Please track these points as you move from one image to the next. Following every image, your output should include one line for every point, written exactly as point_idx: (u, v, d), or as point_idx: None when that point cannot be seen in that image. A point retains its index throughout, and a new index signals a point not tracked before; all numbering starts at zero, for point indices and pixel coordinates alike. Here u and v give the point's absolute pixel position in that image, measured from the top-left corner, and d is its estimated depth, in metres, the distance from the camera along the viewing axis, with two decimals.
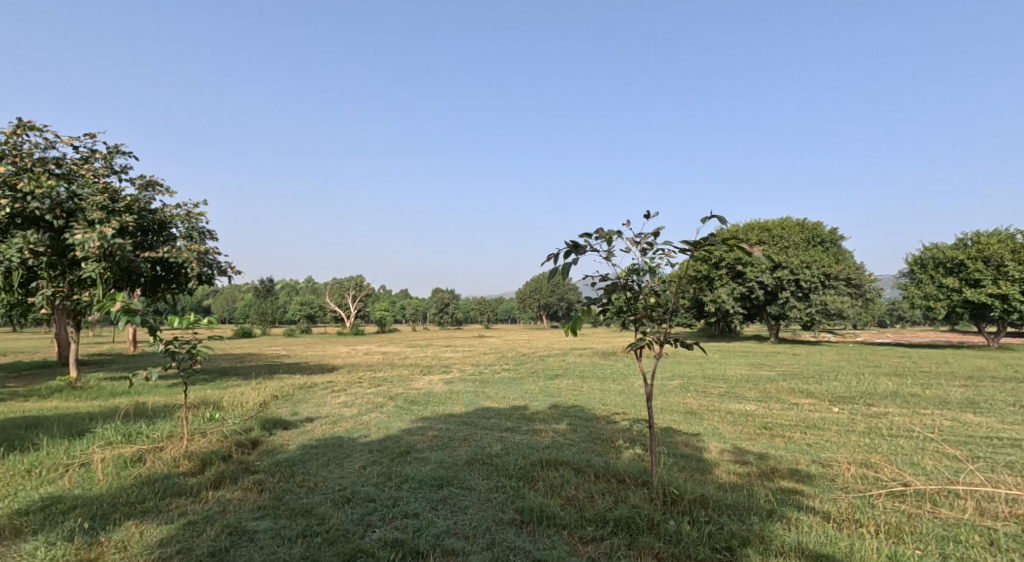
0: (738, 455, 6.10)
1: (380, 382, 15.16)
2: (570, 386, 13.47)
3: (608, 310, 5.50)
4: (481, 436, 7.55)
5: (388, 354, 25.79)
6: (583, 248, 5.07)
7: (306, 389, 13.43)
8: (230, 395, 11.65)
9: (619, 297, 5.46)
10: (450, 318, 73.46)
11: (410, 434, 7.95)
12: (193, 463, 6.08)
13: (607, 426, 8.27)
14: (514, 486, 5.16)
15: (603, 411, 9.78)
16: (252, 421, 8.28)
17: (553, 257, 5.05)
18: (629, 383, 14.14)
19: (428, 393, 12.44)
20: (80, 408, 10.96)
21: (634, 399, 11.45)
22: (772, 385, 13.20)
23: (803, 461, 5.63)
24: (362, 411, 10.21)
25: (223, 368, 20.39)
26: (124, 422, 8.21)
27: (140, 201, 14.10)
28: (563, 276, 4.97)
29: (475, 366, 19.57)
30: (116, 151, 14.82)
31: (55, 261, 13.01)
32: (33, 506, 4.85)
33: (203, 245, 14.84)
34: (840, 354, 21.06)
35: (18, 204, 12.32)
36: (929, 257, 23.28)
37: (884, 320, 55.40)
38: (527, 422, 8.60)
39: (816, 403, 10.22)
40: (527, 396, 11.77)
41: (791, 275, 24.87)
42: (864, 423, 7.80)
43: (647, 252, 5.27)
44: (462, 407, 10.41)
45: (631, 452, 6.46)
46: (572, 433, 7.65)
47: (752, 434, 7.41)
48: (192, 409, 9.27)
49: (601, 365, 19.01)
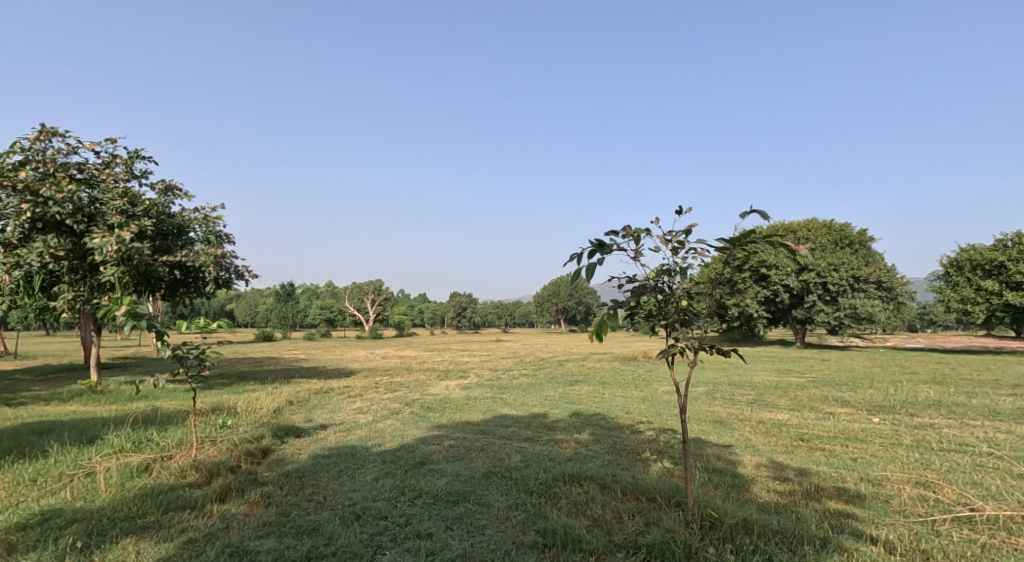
0: (777, 472, 5.67)
1: (397, 387, 14.90)
2: (591, 393, 13.10)
3: (635, 315, 5.14)
4: (499, 446, 7.20)
5: (407, 359, 25.60)
6: (609, 247, 4.72)
7: (322, 394, 13.22)
8: (245, 401, 11.45)
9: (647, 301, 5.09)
10: (468, 322, 73.37)
11: (426, 443, 7.63)
12: (201, 474, 5.84)
13: (632, 436, 7.87)
14: (536, 503, 4.81)
15: (627, 419, 9.36)
16: (264, 429, 8.04)
17: (576, 257, 4.72)
18: (652, 390, 13.67)
19: (445, 399, 12.14)
20: (98, 413, 10.86)
21: (659, 406, 11.01)
22: (803, 392, 12.64)
23: (851, 479, 5.19)
24: (377, 418, 9.93)
25: (241, 371, 20.34)
26: (136, 427, 8.02)
27: (159, 206, 14.09)
28: (587, 277, 4.66)
29: (493, 371, 19.25)
30: (137, 156, 14.87)
31: (75, 265, 12.93)
32: (30, 520, 4.61)
33: (220, 249, 14.77)
34: (873, 360, 20.29)
35: (39, 208, 12.34)
36: (967, 259, 22.37)
37: (915, 325, 53.88)
38: (547, 431, 8.22)
39: (853, 413, 9.70)
40: (547, 403, 11.40)
41: (818, 277, 24.13)
42: (910, 436, 7.31)
43: (678, 251, 4.90)
44: (479, 414, 10.08)
45: (659, 466, 6.07)
46: (595, 444, 7.26)
47: (789, 447, 6.95)
48: (205, 415, 9.07)
49: (622, 370, 18.58)
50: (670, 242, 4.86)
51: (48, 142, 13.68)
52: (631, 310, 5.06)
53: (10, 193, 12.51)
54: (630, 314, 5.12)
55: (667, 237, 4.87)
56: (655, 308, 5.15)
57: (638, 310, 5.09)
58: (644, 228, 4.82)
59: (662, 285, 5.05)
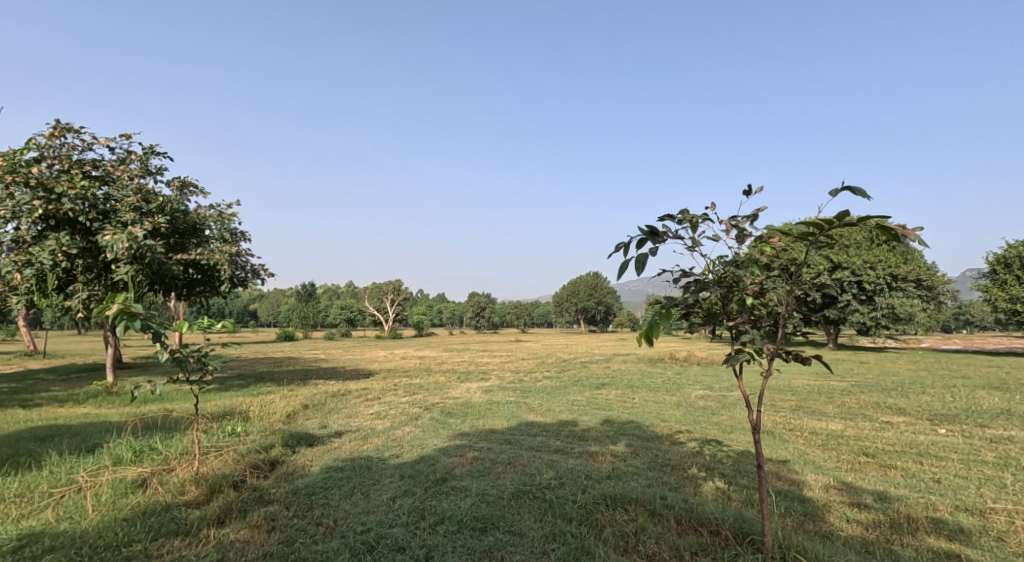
0: (849, 495, 4.97)
1: (416, 390, 14.36)
2: (621, 397, 12.39)
3: (692, 312, 4.46)
4: (528, 460, 6.54)
5: (427, 359, 25.03)
6: (663, 235, 4.06)
7: (338, 398, 12.69)
8: (258, 405, 10.93)
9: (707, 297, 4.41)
10: (487, 322, 72.85)
11: (448, 455, 7.01)
12: (202, 490, 5.28)
13: (675, 449, 7.15)
14: (576, 534, 4.25)
15: (664, 428, 8.63)
16: (274, 437, 7.48)
17: (621, 246, 4.10)
18: (685, 395, 12.91)
19: (467, 404, 11.53)
20: (109, 416, 10.40)
21: (696, 413, 10.27)
22: (850, 398, 11.80)
23: (945, 508, 4.51)
24: (396, 424, 9.36)
25: (259, 372, 19.98)
26: (138, 434, 7.48)
27: (174, 203, 13.68)
28: (637, 270, 4.02)
29: (515, 372, 18.62)
30: (151, 152, 14.48)
31: (89, 264, 12.46)
32: (4, 546, 4.05)
33: (236, 247, 14.36)
34: (916, 363, 19.25)
35: (52, 205, 11.91)
36: (1015, 257, 21.16)
37: (948, 326, 52.04)
38: (579, 442, 7.53)
39: (913, 423, 8.90)
40: (575, 409, 10.70)
41: (853, 276, 23.17)
42: (992, 453, 6.55)
43: (744, 240, 4.21)
44: (504, 421, 9.46)
45: (710, 485, 5.38)
46: (634, 458, 6.56)
47: (855, 465, 6.21)
48: (215, 422, 8.52)
49: (650, 373, 17.86)
50: (733, 227, 4.17)
51: (62, 138, 13.28)
52: (687, 307, 4.38)
53: (22, 189, 12.05)
54: (686, 312, 4.45)
55: (729, 221, 4.18)
56: (717, 304, 4.46)
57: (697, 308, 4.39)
58: (704, 212, 4.14)
59: (725, 278, 4.36)
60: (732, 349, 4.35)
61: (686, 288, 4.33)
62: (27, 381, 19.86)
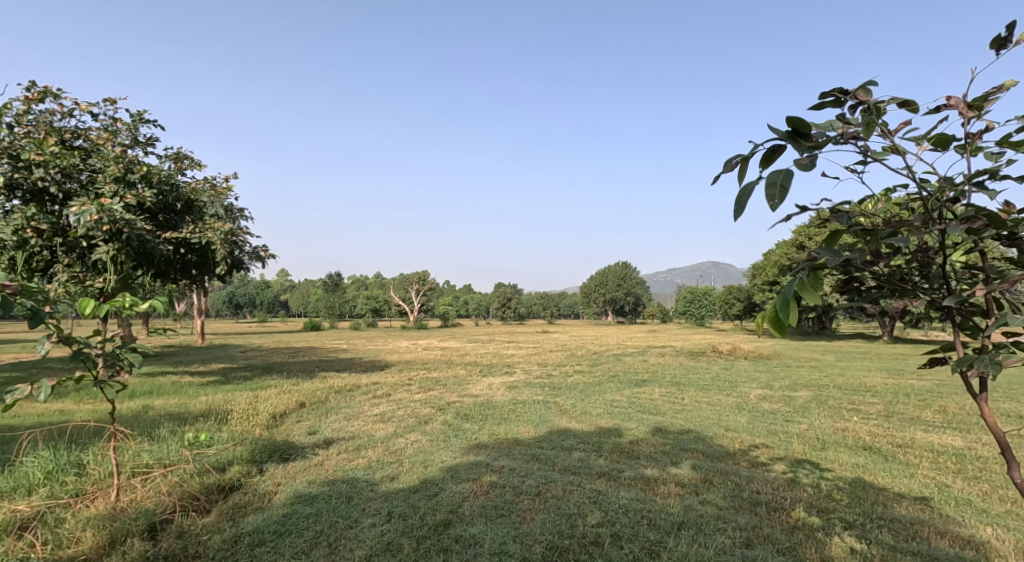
0: None
1: (432, 385, 12.78)
2: (667, 397, 10.60)
3: (860, 278, 2.38)
4: (564, 490, 4.81)
5: (449, 351, 23.47)
6: (815, 138, 2.22)
7: (342, 394, 11.19)
8: (245, 403, 9.43)
9: (896, 250, 2.29)
10: (513, 312, 71.20)
11: (457, 479, 5.30)
12: (100, 539, 3.74)
13: (759, 475, 5.30)
14: None
15: (733, 441, 6.81)
16: (240, 449, 5.94)
17: (736, 163, 2.35)
18: (742, 395, 11.02)
19: (486, 403, 9.88)
20: (74, 415, 9.01)
21: (766, 419, 8.39)
22: (948, 402, 9.74)
23: None
24: (400, 430, 7.75)
25: (268, 363, 18.69)
26: (74, 441, 5.96)
27: (162, 174, 12.19)
28: (775, 201, 2.19)
29: (542, 366, 16.93)
30: (141, 120, 13.02)
31: (66, 243, 11.12)
32: None
33: (231, 226, 12.82)
34: None
35: (18, 174, 10.54)
36: None
37: None
38: (629, 461, 5.78)
39: None
40: (615, 411, 8.98)
41: None
42: None
43: (976, 149, 2.22)
44: (528, 427, 7.81)
45: (840, 545, 3.64)
46: (709, 491, 4.77)
47: None
48: (179, 429, 7.01)
49: (695, 367, 16.00)
50: (974, 114, 2.08)
51: (41, 103, 11.89)
52: (854, 269, 2.32)
53: None
54: (851, 280, 2.35)
55: (965, 102, 2.09)
56: (913, 263, 2.33)
57: (877, 268, 2.30)
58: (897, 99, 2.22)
59: (943, 211, 2.20)
60: (960, 340, 2.19)
61: (861, 234, 2.28)
62: (31, 370, 18.96)
